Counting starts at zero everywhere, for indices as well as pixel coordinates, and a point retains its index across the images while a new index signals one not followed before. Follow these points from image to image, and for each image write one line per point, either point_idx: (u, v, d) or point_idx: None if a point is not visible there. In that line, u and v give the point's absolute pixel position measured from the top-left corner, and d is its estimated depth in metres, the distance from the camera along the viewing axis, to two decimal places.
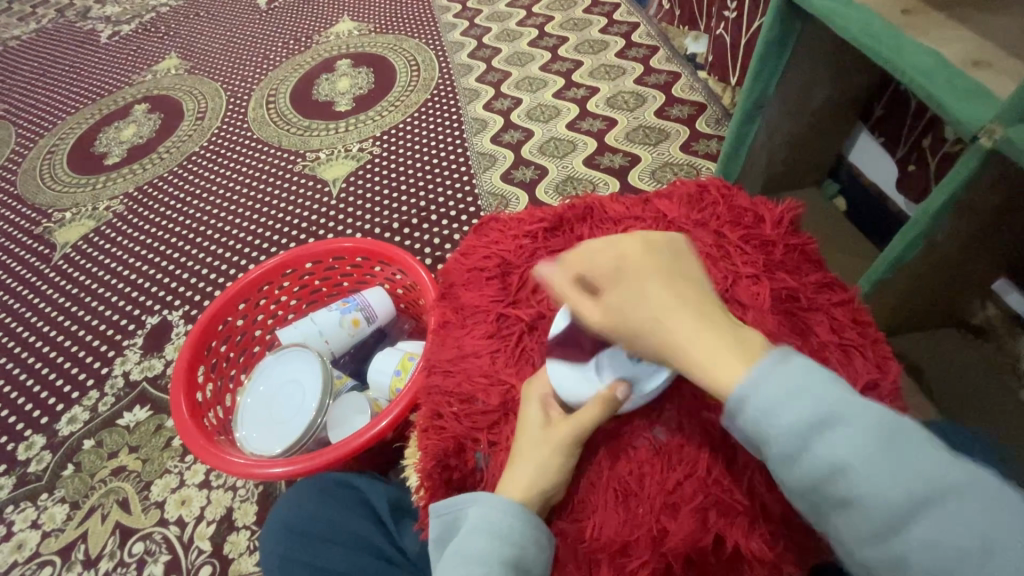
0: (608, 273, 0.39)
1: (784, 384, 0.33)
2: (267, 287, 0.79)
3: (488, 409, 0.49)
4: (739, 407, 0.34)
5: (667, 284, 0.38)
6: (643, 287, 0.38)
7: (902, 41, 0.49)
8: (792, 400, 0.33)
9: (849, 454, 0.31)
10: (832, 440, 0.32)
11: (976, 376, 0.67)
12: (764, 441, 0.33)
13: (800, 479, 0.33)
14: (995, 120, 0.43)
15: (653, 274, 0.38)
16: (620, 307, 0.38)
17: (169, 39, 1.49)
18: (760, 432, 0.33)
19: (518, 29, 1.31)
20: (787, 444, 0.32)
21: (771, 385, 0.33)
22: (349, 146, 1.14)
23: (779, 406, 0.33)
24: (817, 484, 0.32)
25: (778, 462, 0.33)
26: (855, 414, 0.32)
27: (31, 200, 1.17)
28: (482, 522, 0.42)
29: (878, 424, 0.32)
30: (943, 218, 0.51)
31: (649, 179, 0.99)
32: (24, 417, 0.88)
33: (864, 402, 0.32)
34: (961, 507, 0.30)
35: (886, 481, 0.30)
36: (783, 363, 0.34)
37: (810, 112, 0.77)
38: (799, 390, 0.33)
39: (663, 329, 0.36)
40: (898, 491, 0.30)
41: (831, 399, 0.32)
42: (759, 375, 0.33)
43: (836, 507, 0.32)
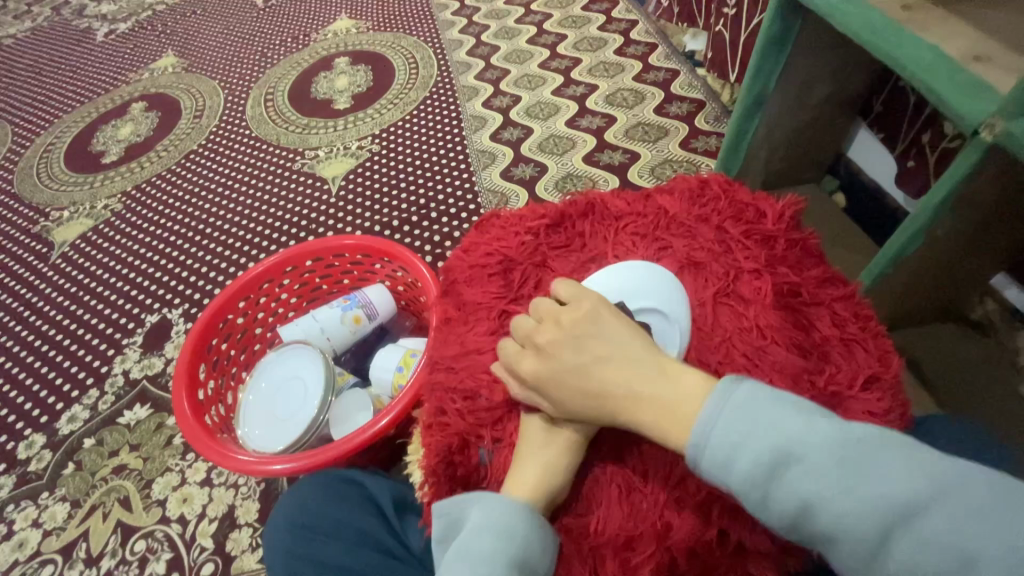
0: (539, 365, 0.43)
1: (729, 433, 0.36)
2: (267, 285, 0.79)
3: (491, 405, 0.49)
4: (697, 462, 0.37)
5: (596, 365, 0.41)
6: (578, 365, 0.41)
7: (903, 36, 0.50)
8: (739, 450, 0.36)
9: (810, 489, 0.34)
10: (793, 477, 0.34)
11: (974, 371, 0.68)
12: (732, 492, 0.36)
13: (777, 520, 0.35)
14: (997, 115, 0.43)
15: (574, 364, 0.41)
16: (561, 388, 0.42)
17: (166, 37, 1.48)
18: (727, 484, 0.36)
19: (517, 27, 1.31)
20: (750, 490, 0.35)
21: (717, 436, 0.36)
22: (348, 144, 1.14)
23: (733, 457, 0.36)
24: (794, 523, 0.34)
25: (754, 509, 0.36)
26: (805, 449, 0.35)
27: (28, 199, 1.17)
28: (487, 521, 0.42)
29: (829, 453, 0.34)
30: (943, 213, 0.51)
31: (649, 176, 0.99)
32: (23, 416, 0.88)
33: (812, 435, 0.35)
34: (927, 521, 0.31)
35: (850, 508, 0.32)
36: (718, 420, 0.37)
37: (810, 108, 0.78)
38: (747, 436, 0.36)
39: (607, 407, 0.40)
40: (865, 515, 0.32)
41: (778, 441, 0.35)
42: (702, 441, 0.37)
43: (820, 542, 0.34)
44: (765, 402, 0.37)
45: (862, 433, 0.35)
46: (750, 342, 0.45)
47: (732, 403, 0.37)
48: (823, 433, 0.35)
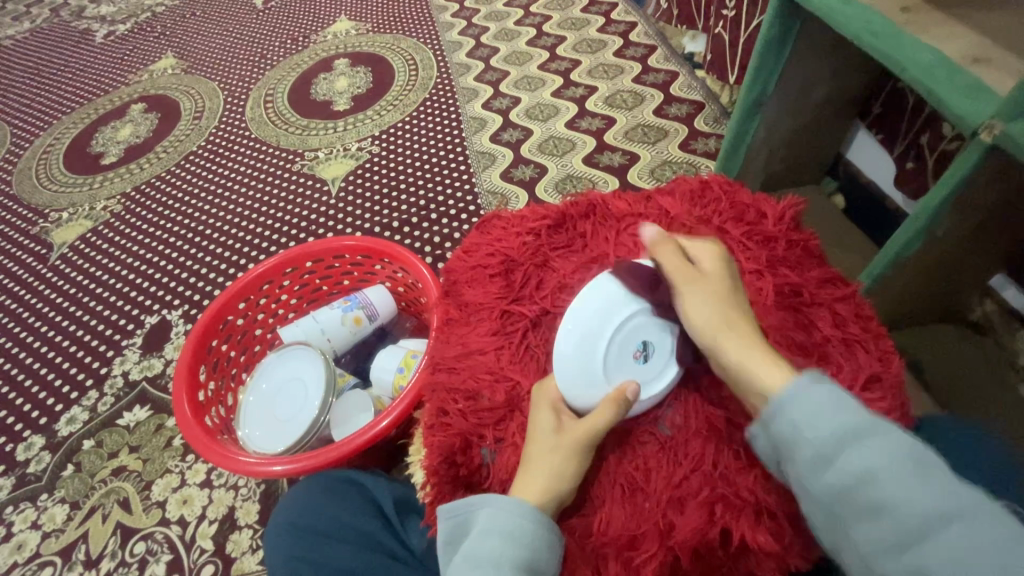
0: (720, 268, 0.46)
1: (822, 396, 0.38)
2: (268, 286, 0.79)
3: (493, 405, 0.49)
4: (780, 408, 0.39)
5: (739, 300, 0.45)
6: (732, 287, 0.45)
7: (902, 38, 0.50)
8: (824, 412, 0.38)
9: (877, 465, 0.35)
10: (863, 451, 0.36)
11: (973, 372, 0.68)
12: (795, 447, 0.38)
13: (828, 484, 0.36)
14: (996, 116, 0.43)
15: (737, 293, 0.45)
16: (706, 288, 0.44)
17: (165, 38, 1.48)
18: (796, 438, 0.38)
19: (516, 28, 1.31)
20: (819, 449, 0.37)
21: (809, 393, 0.38)
22: (348, 146, 1.14)
23: (817, 415, 0.37)
24: (843, 491, 0.36)
25: (809, 468, 0.37)
26: (882, 432, 0.37)
27: (27, 200, 1.17)
28: (494, 524, 0.43)
29: (903, 443, 0.36)
30: (943, 213, 0.51)
31: (649, 178, 0.99)
32: (22, 418, 0.87)
33: (889, 426, 0.37)
34: (978, 522, 0.33)
35: (910, 491, 0.34)
36: (819, 381, 0.39)
37: (809, 110, 0.78)
38: (833, 403, 0.38)
39: (732, 325, 0.43)
40: (921, 501, 0.34)
41: (863, 418, 0.37)
42: (803, 386, 0.39)
43: (860, 516, 0.35)
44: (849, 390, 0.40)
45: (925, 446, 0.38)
46: None
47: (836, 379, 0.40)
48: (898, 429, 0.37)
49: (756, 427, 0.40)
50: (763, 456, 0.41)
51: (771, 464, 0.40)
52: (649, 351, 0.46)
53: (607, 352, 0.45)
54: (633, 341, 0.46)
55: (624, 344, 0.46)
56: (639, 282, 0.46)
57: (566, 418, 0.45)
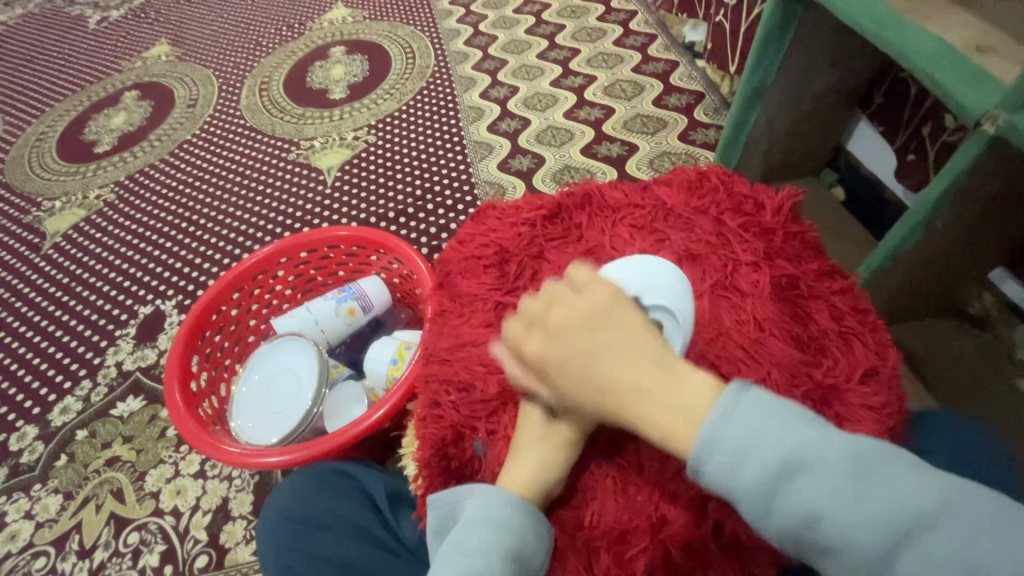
0: (544, 346, 0.36)
1: (737, 443, 0.33)
2: (261, 276, 0.78)
3: (486, 398, 0.48)
4: (699, 470, 0.33)
5: (589, 361, 0.35)
6: (577, 363, 0.35)
7: (905, 26, 0.49)
8: (745, 460, 0.32)
9: (818, 500, 0.31)
10: (802, 485, 0.32)
11: (971, 365, 0.68)
12: (728, 497, 0.33)
13: (775, 532, 0.33)
14: (999, 107, 0.42)
15: (585, 348, 0.36)
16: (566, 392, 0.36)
17: (160, 25, 1.46)
18: (728, 489, 0.33)
19: (515, 16, 1.29)
20: (752, 500, 0.33)
21: (724, 443, 0.33)
22: (343, 135, 1.13)
23: (740, 463, 0.33)
24: (794, 533, 0.32)
25: (752, 517, 0.33)
26: (816, 458, 0.32)
27: (20, 188, 1.16)
28: (482, 513, 0.42)
29: (841, 462, 0.32)
30: (943, 205, 0.51)
31: (647, 168, 0.98)
32: (15, 408, 0.87)
33: (824, 443, 0.33)
34: (939, 536, 0.30)
35: (860, 519, 0.31)
36: (729, 418, 0.33)
37: (810, 100, 0.77)
38: (755, 446, 0.33)
39: (611, 401, 0.35)
40: (874, 527, 0.31)
41: (791, 446, 0.32)
42: (711, 435, 0.33)
43: (819, 552, 0.32)
44: (772, 406, 0.34)
45: (868, 442, 0.33)
46: (749, 334, 0.44)
47: (744, 400, 0.34)
48: (836, 438, 0.33)
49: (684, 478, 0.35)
50: None
51: None
52: None
53: None
54: None
55: None
56: None
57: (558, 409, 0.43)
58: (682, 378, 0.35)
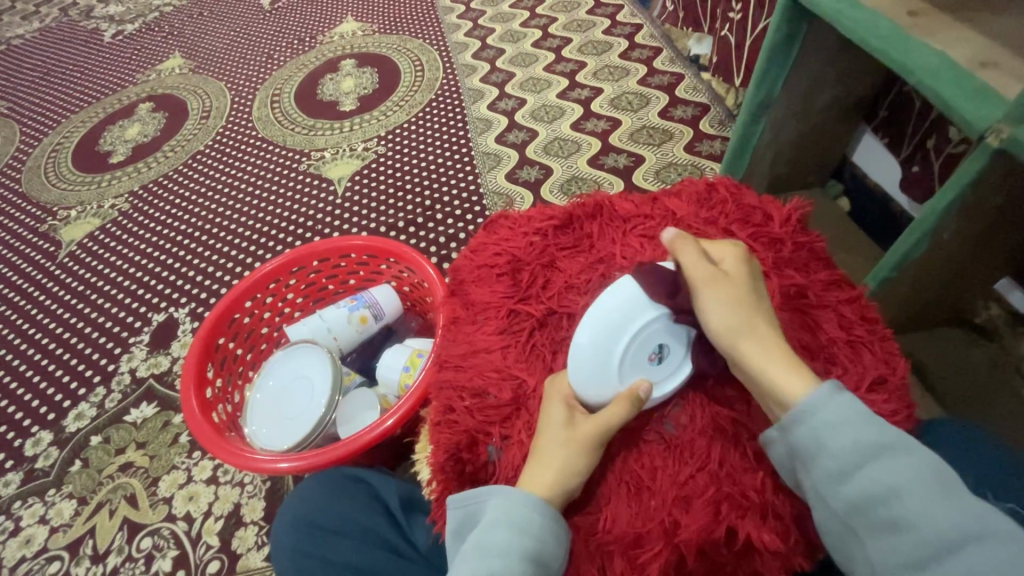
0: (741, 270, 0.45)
1: (844, 410, 0.39)
2: (275, 284, 0.80)
3: (500, 403, 0.49)
4: (802, 415, 0.39)
5: (760, 301, 0.44)
6: (751, 292, 0.44)
7: (910, 42, 0.50)
8: (842, 427, 0.38)
9: (897, 479, 0.36)
10: (885, 465, 0.37)
11: (978, 375, 0.68)
12: (816, 458, 0.39)
13: (846, 496, 0.37)
14: (1003, 121, 0.43)
15: (759, 293, 0.45)
16: (731, 291, 0.43)
17: (173, 38, 1.49)
18: (818, 449, 0.38)
19: (522, 30, 1.31)
20: (839, 461, 0.38)
21: (834, 405, 0.39)
22: (354, 146, 1.15)
23: (836, 427, 0.38)
24: (864, 503, 0.37)
25: (829, 479, 0.38)
26: (906, 450, 0.37)
27: (36, 198, 1.18)
28: (503, 514, 0.43)
29: (927, 463, 0.37)
30: (949, 217, 0.52)
31: (654, 179, 0.99)
32: (30, 413, 0.88)
33: (913, 443, 0.38)
34: (999, 544, 0.33)
35: (931, 507, 0.35)
36: (844, 393, 0.40)
37: (815, 113, 0.78)
38: (856, 420, 0.38)
39: (756, 319, 0.43)
40: (942, 518, 0.35)
41: (885, 432, 0.38)
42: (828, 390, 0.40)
43: (880, 530, 0.36)
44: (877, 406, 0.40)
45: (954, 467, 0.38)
46: None
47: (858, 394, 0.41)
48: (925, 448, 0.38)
49: (774, 435, 0.41)
50: (785, 466, 0.41)
51: (793, 475, 0.41)
52: (664, 352, 0.45)
53: (622, 357, 0.44)
54: (650, 343, 0.45)
55: (642, 346, 0.45)
56: (655, 290, 0.44)
57: (577, 414, 0.45)
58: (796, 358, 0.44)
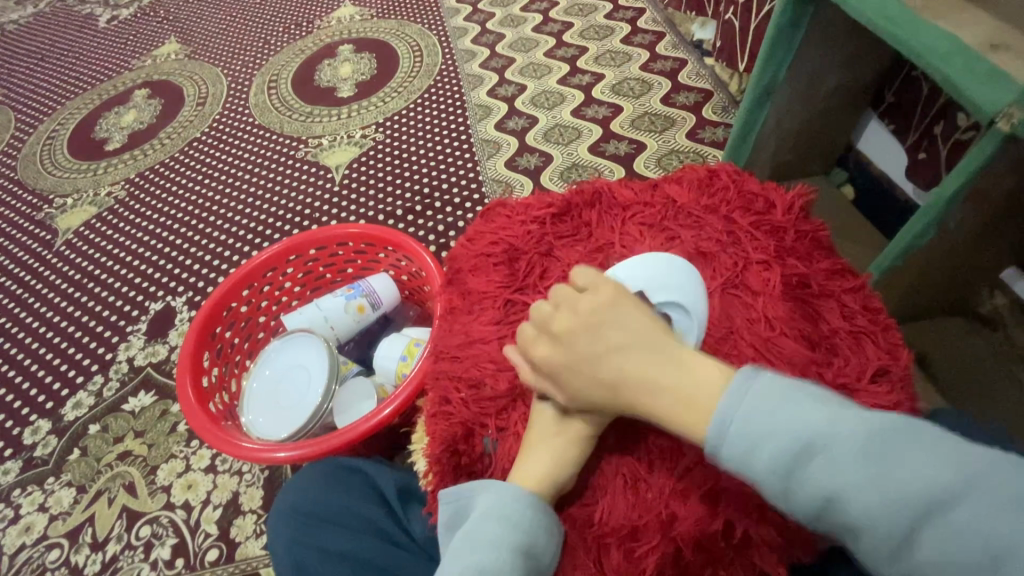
0: (557, 353, 0.41)
1: (748, 427, 0.34)
2: (271, 273, 0.79)
3: (496, 394, 0.49)
4: (715, 454, 0.35)
5: (604, 363, 0.39)
6: (588, 371, 0.40)
7: (919, 24, 0.49)
8: (756, 447, 0.34)
9: (831, 480, 0.32)
10: (815, 467, 0.32)
11: (982, 364, 0.68)
12: (751, 484, 0.35)
13: (796, 513, 0.33)
14: (1013, 105, 0.42)
15: (596, 350, 0.40)
16: (579, 390, 0.40)
17: (169, 23, 1.47)
18: (748, 476, 0.34)
19: (523, 14, 1.29)
20: (770, 484, 0.34)
21: (738, 427, 0.35)
22: (352, 133, 1.13)
23: (753, 449, 0.34)
24: (816, 515, 0.33)
25: (774, 501, 0.34)
26: (828, 439, 0.33)
27: (32, 185, 1.17)
28: (493, 508, 0.43)
29: (854, 442, 0.32)
30: (956, 204, 0.51)
31: (655, 167, 0.98)
32: (28, 402, 0.88)
33: (833, 422, 0.33)
34: (959, 514, 0.29)
35: (874, 498, 0.31)
36: (741, 403, 0.35)
37: (820, 98, 0.77)
38: (766, 430, 0.34)
39: (620, 396, 0.39)
40: (889, 507, 0.30)
41: (800, 429, 0.33)
42: (722, 422, 0.35)
43: (842, 536, 0.33)
44: (785, 390, 0.35)
45: (886, 420, 0.33)
46: (759, 334, 0.45)
47: (759, 387, 0.35)
48: (850, 417, 0.33)
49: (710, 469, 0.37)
50: None
51: None
52: None
53: None
54: None
55: None
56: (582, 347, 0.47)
57: None
58: (691, 369, 0.38)
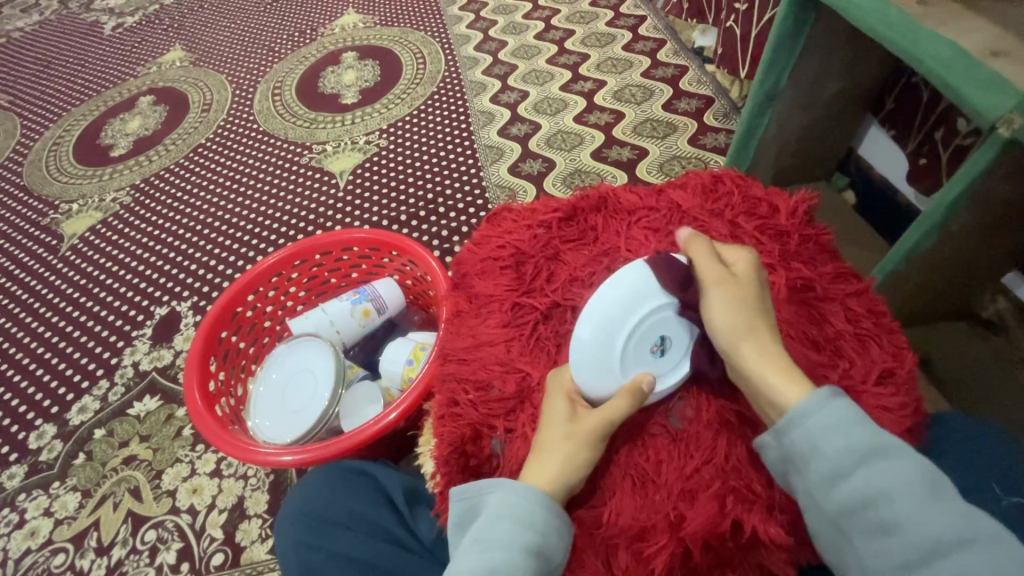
0: (751, 267, 0.46)
1: (842, 413, 0.38)
2: (277, 277, 0.79)
3: (504, 396, 0.49)
4: (799, 418, 0.39)
5: (765, 304, 0.44)
6: (760, 295, 0.44)
7: (920, 31, 0.49)
8: (837, 430, 0.38)
9: (889, 484, 0.35)
10: (878, 469, 0.36)
11: (985, 369, 0.68)
12: (810, 460, 0.38)
13: (838, 499, 0.37)
14: (1013, 110, 0.43)
15: (768, 294, 0.45)
16: (735, 290, 0.44)
17: (174, 31, 1.48)
18: (813, 453, 0.38)
19: (525, 22, 1.30)
20: (831, 465, 0.37)
21: (829, 409, 0.38)
22: (356, 139, 1.14)
23: (833, 431, 0.38)
24: (855, 507, 0.36)
25: (821, 482, 0.37)
26: (899, 452, 0.36)
27: (37, 191, 1.17)
28: (504, 508, 0.43)
29: (920, 465, 0.36)
30: (958, 208, 0.51)
31: (658, 172, 0.99)
32: (34, 407, 0.88)
33: (908, 449, 0.37)
34: (992, 549, 0.32)
35: (922, 511, 0.34)
36: (840, 398, 0.39)
37: (821, 104, 0.77)
38: (849, 423, 0.38)
39: (763, 319, 0.43)
40: (932, 524, 0.34)
41: (878, 437, 0.37)
42: (826, 396, 0.39)
43: (869, 534, 0.36)
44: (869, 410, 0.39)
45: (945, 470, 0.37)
46: None
47: None
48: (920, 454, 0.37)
49: (768, 437, 0.41)
50: (774, 469, 0.41)
51: (786, 477, 0.40)
52: (666, 344, 0.46)
53: (625, 348, 0.45)
54: (652, 335, 0.45)
55: (642, 338, 0.45)
56: (668, 280, 0.45)
57: (580, 408, 0.45)
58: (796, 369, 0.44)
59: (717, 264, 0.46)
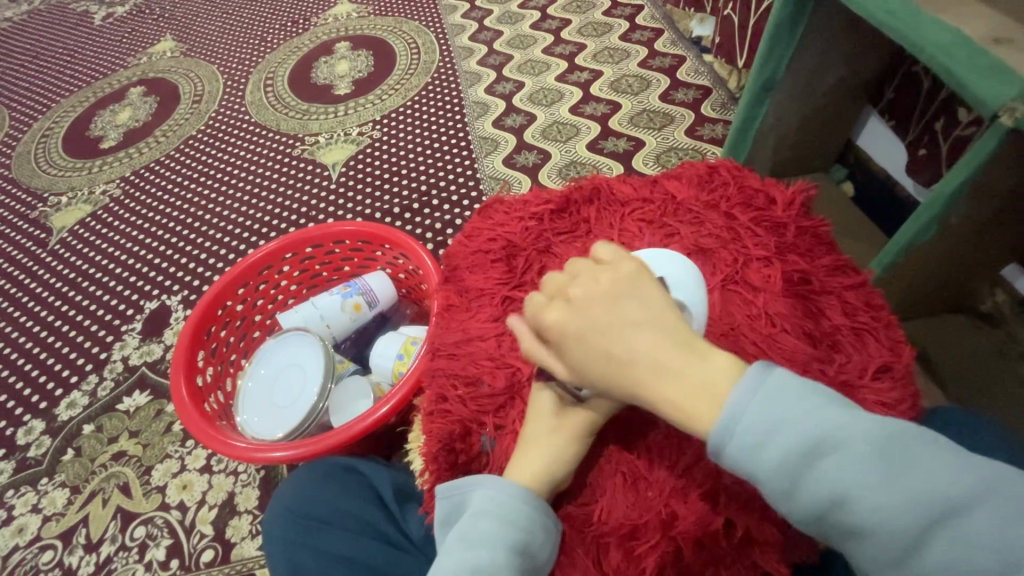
0: (570, 325, 0.39)
1: (762, 417, 0.34)
2: (267, 271, 0.78)
3: (493, 392, 0.48)
4: (722, 448, 0.35)
5: (614, 352, 0.37)
6: (601, 353, 0.38)
7: (920, 18, 0.48)
8: (767, 441, 0.34)
9: (845, 482, 0.32)
10: (828, 466, 0.33)
11: (983, 362, 0.67)
12: (755, 478, 0.34)
13: (800, 510, 0.33)
14: (1016, 99, 0.42)
15: (608, 328, 0.38)
16: (584, 373, 0.38)
17: (164, 21, 1.46)
18: (755, 469, 0.34)
19: (520, 11, 1.29)
20: (779, 480, 0.34)
21: (748, 420, 0.34)
22: (349, 130, 1.13)
23: (764, 442, 0.34)
24: (822, 514, 0.33)
25: (777, 498, 0.34)
26: (841, 438, 0.33)
27: (26, 184, 1.16)
28: (489, 506, 0.42)
29: (868, 441, 0.33)
30: (958, 200, 0.50)
31: (654, 164, 0.98)
32: (23, 403, 0.87)
33: (851, 425, 0.34)
34: (971, 520, 0.30)
35: (889, 501, 0.31)
36: (753, 397, 0.35)
37: (820, 94, 0.76)
38: (777, 426, 0.34)
39: (630, 373, 0.37)
40: (905, 511, 0.31)
41: (814, 428, 0.34)
42: (733, 412, 0.35)
43: (847, 537, 0.33)
44: (795, 392, 0.35)
45: (897, 425, 0.34)
46: (759, 330, 0.44)
47: (771, 381, 0.36)
48: (866, 421, 0.34)
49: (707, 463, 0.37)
50: None
51: None
52: None
53: None
54: None
55: None
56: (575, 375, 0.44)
57: (569, 404, 0.44)
58: (704, 356, 0.37)
59: (552, 354, 0.41)
